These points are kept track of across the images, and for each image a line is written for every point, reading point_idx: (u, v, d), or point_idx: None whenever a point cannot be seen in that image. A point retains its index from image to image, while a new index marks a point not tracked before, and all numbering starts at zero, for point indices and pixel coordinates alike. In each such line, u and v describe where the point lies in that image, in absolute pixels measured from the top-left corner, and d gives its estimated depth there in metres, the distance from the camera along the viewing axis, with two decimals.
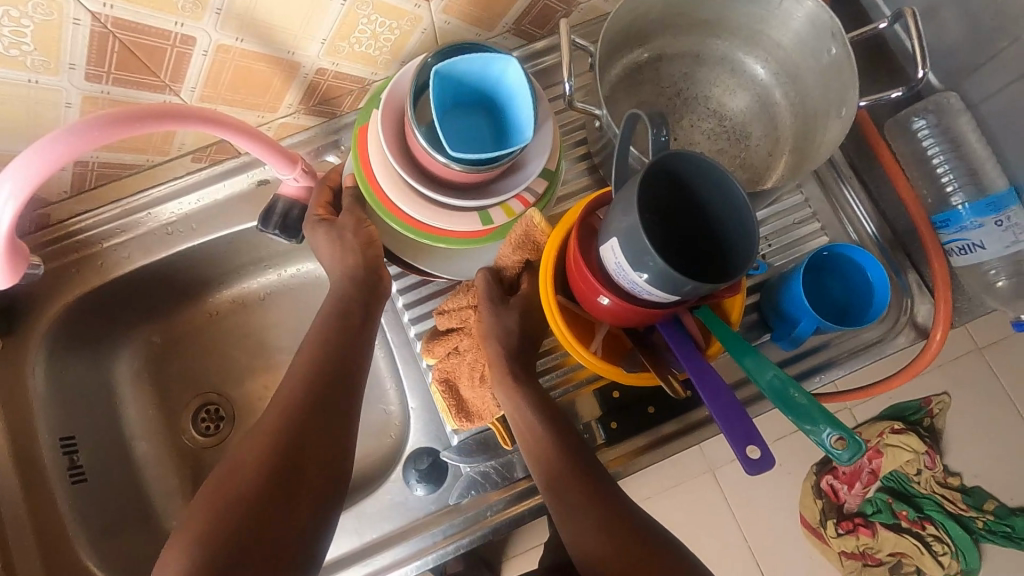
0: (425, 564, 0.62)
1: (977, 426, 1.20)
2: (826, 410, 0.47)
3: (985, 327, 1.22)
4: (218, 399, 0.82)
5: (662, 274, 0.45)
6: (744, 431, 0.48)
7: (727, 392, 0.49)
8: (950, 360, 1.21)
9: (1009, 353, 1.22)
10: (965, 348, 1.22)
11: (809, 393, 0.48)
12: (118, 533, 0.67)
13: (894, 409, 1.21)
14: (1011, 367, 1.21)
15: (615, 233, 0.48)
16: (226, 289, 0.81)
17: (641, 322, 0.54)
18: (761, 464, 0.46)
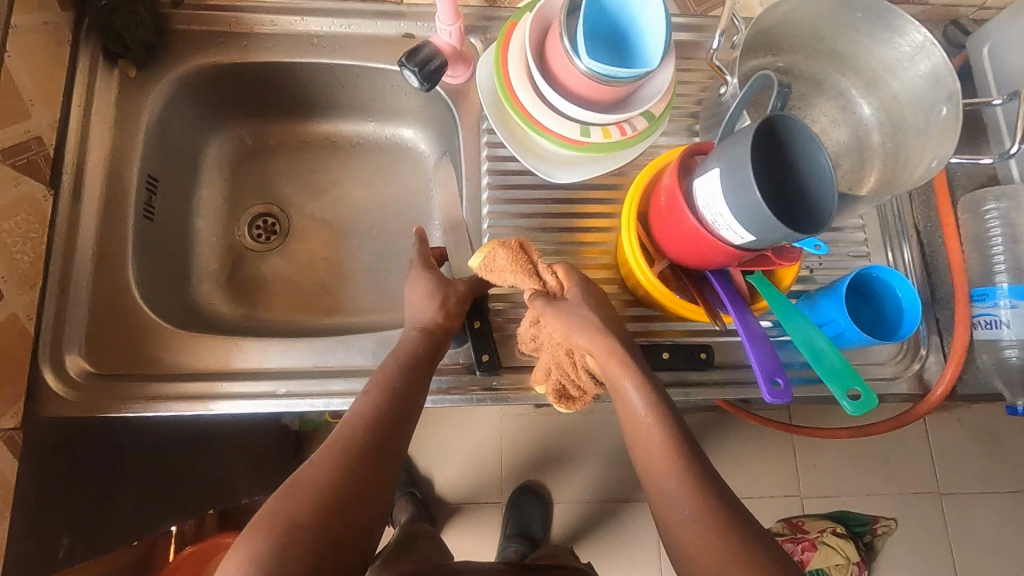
0: (424, 402, 0.67)
1: (913, 559, 1.25)
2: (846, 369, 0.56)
3: (953, 475, 1.27)
4: (278, 215, 0.87)
5: (751, 208, 0.51)
6: (773, 367, 0.56)
7: (763, 335, 0.57)
8: (911, 492, 1.27)
9: (969, 509, 1.26)
10: (926, 488, 1.27)
11: (839, 353, 0.57)
12: (157, 279, 0.72)
13: (841, 515, 1.26)
14: (965, 522, 1.26)
15: (719, 165, 0.53)
16: (325, 122, 0.86)
17: (701, 261, 0.60)
18: (781, 394, 0.56)
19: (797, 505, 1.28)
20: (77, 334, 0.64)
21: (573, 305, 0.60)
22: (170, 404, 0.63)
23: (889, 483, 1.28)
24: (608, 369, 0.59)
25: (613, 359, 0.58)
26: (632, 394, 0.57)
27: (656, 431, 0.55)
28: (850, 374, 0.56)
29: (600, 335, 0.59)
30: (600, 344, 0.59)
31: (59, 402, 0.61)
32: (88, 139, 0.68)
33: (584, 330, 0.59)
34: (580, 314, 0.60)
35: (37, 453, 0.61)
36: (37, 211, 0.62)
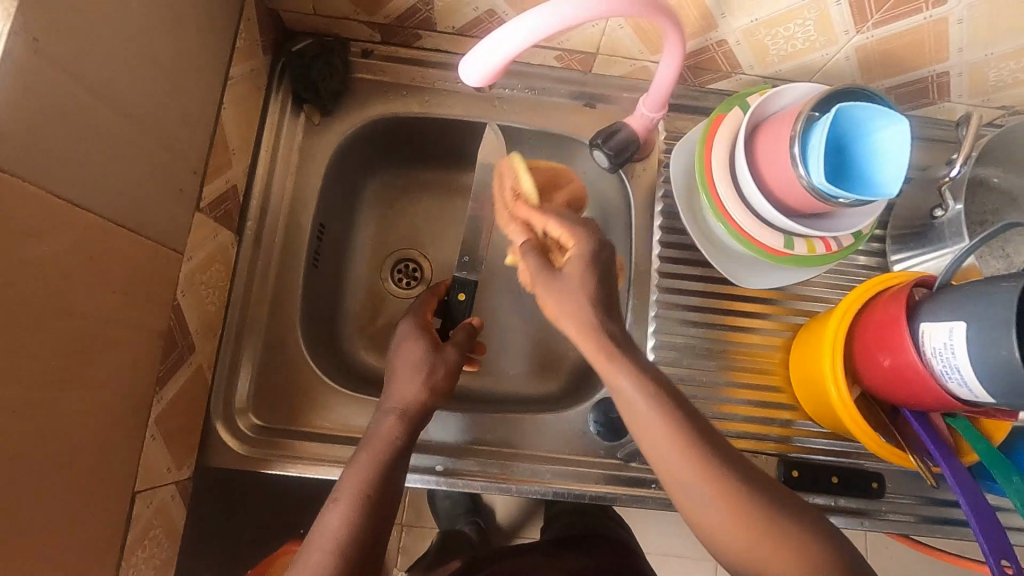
0: (581, 496, 0.66)
1: None
2: None
3: None
4: (417, 259, 0.85)
5: (990, 367, 0.47)
6: (1000, 542, 0.52)
7: (983, 501, 0.53)
8: None
9: None
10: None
11: None
12: (315, 326, 0.72)
13: None
14: None
15: (964, 317, 0.49)
16: (477, 172, 0.84)
17: (908, 400, 0.56)
18: None
19: None
20: (246, 383, 0.64)
21: (565, 281, 0.52)
22: (332, 470, 0.62)
23: None
24: (595, 362, 0.50)
25: (581, 304, 0.51)
26: (627, 385, 0.49)
27: (641, 399, 0.49)
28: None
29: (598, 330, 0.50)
30: (588, 340, 0.51)
31: (229, 453, 0.61)
32: (271, 185, 0.68)
33: (581, 317, 0.51)
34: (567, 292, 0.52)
35: (201, 498, 0.61)
36: (226, 260, 0.62)
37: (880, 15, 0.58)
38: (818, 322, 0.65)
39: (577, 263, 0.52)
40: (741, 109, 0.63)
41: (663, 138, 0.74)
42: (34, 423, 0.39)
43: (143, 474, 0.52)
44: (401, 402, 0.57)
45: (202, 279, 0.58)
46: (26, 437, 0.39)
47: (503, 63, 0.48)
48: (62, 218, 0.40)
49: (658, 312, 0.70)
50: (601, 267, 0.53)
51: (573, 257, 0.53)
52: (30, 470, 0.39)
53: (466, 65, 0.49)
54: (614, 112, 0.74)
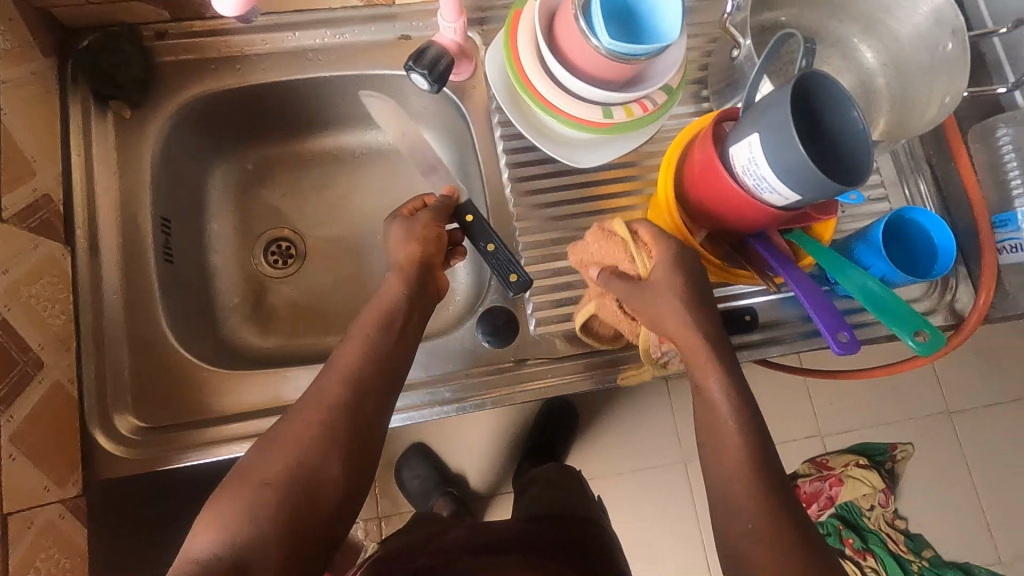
0: (482, 404, 0.67)
1: (930, 478, 1.32)
2: (907, 313, 0.57)
3: (959, 392, 1.35)
4: (290, 237, 0.84)
5: (791, 169, 0.51)
6: (834, 320, 0.57)
7: (818, 292, 0.58)
8: (923, 414, 1.34)
9: (976, 421, 1.34)
10: (936, 409, 1.35)
11: (898, 297, 0.57)
12: (188, 321, 0.71)
13: (862, 446, 1.33)
14: (974, 435, 1.34)
15: (757, 130, 0.53)
16: (325, 135, 0.84)
17: (743, 227, 0.61)
18: (848, 347, 0.57)
19: (819, 444, 1.33)
20: (119, 389, 0.62)
21: (652, 288, 0.58)
22: (230, 448, 0.62)
23: (899, 409, 1.34)
24: (694, 363, 0.57)
25: (690, 333, 0.57)
26: (716, 391, 0.56)
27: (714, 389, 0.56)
28: (918, 319, 0.56)
29: (691, 328, 0.57)
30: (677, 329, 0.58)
31: (118, 461, 0.59)
32: (95, 189, 0.66)
33: (677, 317, 0.58)
34: (669, 303, 0.58)
35: (101, 513, 0.60)
36: (60, 271, 0.60)
37: None
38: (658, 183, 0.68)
39: (666, 274, 0.58)
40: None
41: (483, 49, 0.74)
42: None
43: (10, 496, 0.50)
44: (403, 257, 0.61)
45: (32, 292, 0.56)
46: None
47: None
48: None
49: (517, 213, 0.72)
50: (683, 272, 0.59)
51: (660, 265, 0.58)
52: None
53: None
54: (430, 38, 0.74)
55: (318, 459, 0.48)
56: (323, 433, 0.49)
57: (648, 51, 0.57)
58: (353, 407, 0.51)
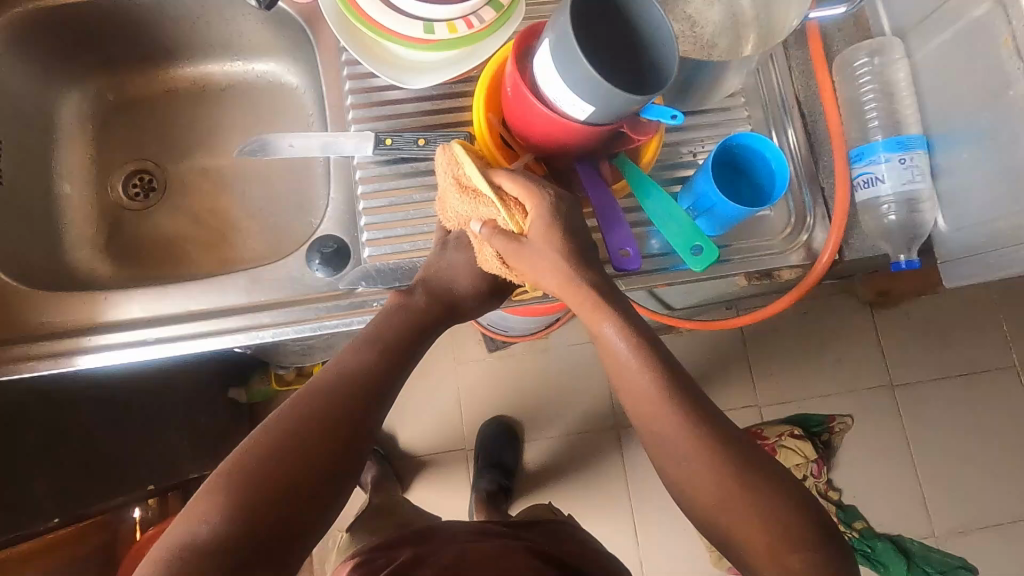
0: (302, 331, 0.65)
1: (869, 451, 1.30)
2: (690, 229, 0.60)
3: (900, 364, 1.32)
4: (153, 170, 0.82)
5: (585, 79, 0.49)
6: (623, 237, 0.59)
7: (616, 210, 0.59)
8: (862, 385, 1.32)
9: (918, 394, 1.31)
10: (878, 380, 1.32)
11: (686, 216, 0.61)
12: (20, 244, 0.69)
13: (798, 417, 1.30)
14: (917, 409, 1.31)
15: (550, 34, 0.50)
16: (186, 65, 0.81)
17: (559, 149, 0.58)
18: (628, 263, 0.58)
19: (755, 414, 1.31)
20: None
21: (533, 246, 0.55)
22: (33, 366, 0.61)
23: (836, 380, 1.32)
24: (582, 310, 0.55)
25: (577, 291, 0.54)
26: (615, 340, 0.53)
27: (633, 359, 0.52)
28: (697, 234, 0.60)
29: (572, 285, 0.54)
30: (557, 276, 0.55)
31: None
32: None
33: (555, 275, 0.55)
34: (548, 258, 0.55)
35: None
36: None
37: None
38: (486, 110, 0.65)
39: (541, 227, 0.54)
40: None
41: None
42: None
43: None
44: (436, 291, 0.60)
45: None
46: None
47: None
48: None
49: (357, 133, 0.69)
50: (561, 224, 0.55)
51: (534, 220, 0.54)
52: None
53: None
54: None
55: (271, 476, 0.47)
56: (248, 481, 0.46)
57: None
58: (310, 420, 0.50)
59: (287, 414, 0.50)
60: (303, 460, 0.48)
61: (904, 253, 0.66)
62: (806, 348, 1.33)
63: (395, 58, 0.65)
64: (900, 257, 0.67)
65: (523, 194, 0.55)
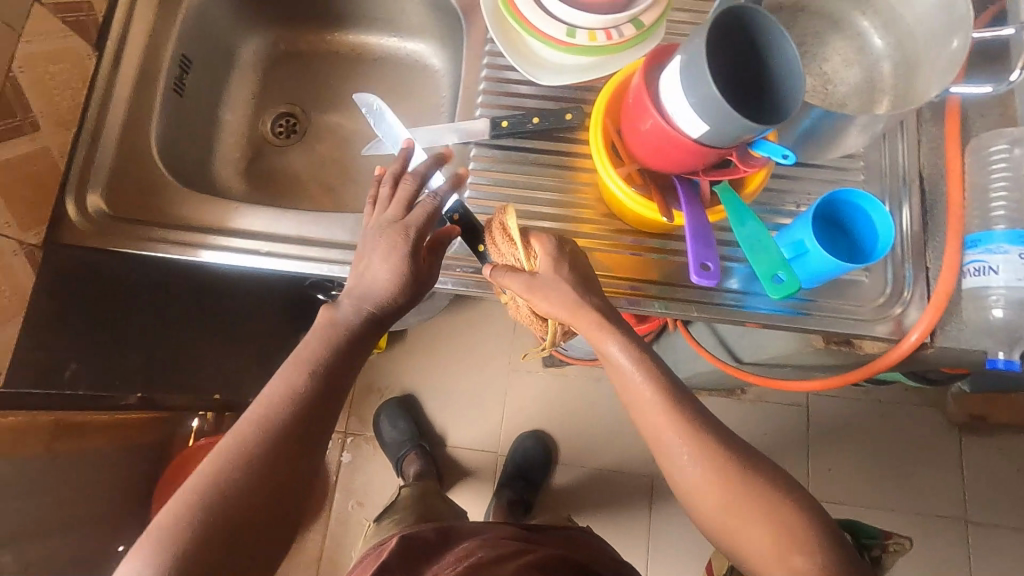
0: None
1: None
2: (773, 258, 0.60)
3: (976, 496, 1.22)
4: (299, 116, 0.93)
5: (709, 103, 0.51)
6: (704, 250, 0.59)
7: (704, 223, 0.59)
8: (927, 507, 1.22)
9: (992, 536, 1.20)
10: (949, 507, 1.22)
11: (774, 245, 0.61)
12: (182, 150, 0.81)
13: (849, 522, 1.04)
14: (987, 551, 1.19)
15: (683, 52, 0.53)
16: (351, 33, 0.92)
17: (665, 165, 0.61)
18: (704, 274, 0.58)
19: None
20: (100, 178, 0.72)
21: (545, 279, 0.61)
22: (166, 248, 0.70)
23: (900, 493, 1.23)
24: (589, 330, 0.61)
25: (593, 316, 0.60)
26: (630, 366, 0.60)
27: (674, 432, 0.58)
28: (781, 265, 0.60)
29: (579, 310, 0.60)
30: (565, 310, 0.60)
31: (77, 232, 0.69)
32: (134, 16, 0.76)
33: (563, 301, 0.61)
34: (559, 290, 0.61)
35: (57, 273, 0.70)
36: (79, 65, 0.70)
37: None
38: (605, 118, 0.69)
39: (550, 261, 0.62)
40: None
41: None
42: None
43: None
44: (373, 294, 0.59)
45: (49, 68, 0.66)
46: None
47: None
48: None
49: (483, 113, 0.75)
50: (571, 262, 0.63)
51: (543, 257, 0.62)
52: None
53: None
54: None
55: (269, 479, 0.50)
56: (233, 467, 0.50)
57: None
58: (273, 420, 0.52)
59: (256, 409, 0.53)
60: (289, 454, 0.52)
61: (1005, 351, 0.62)
62: (873, 450, 1.26)
63: (529, 53, 0.71)
64: (997, 354, 0.63)
65: (541, 245, 0.63)
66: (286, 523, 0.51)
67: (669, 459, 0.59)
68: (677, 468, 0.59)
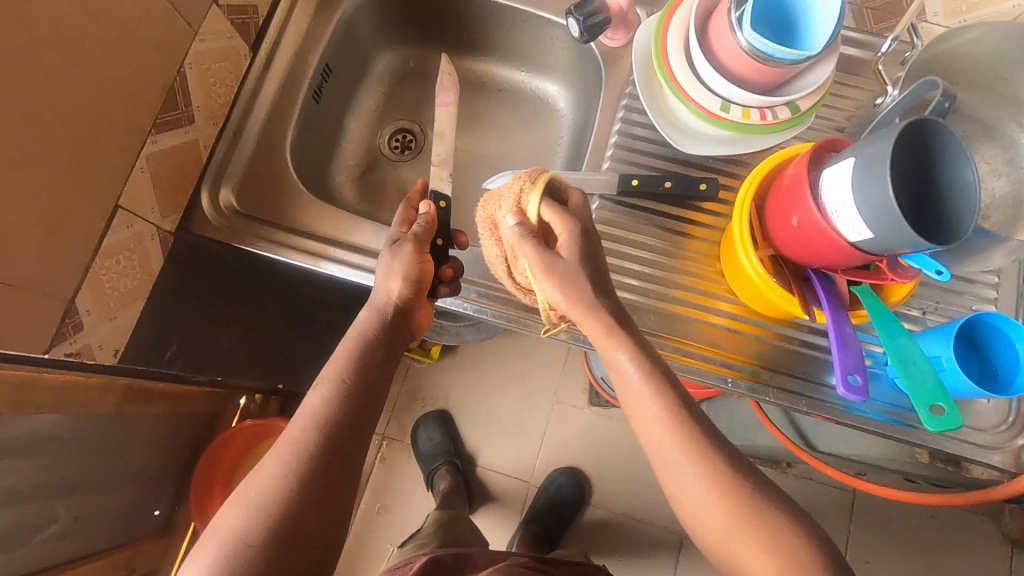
0: (500, 317, 0.73)
1: None
2: (931, 383, 0.56)
3: None
4: (416, 132, 0.95)
5: (877, 211, 0.50)
6: (851, 364, 0.57)
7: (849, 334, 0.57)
8: None
9: None
10: None
11: (930, 367, 0.57)
12: (309, 154, 0.83)
13: None
14: None
15: (856, 155, 0.52)
16: (481, 61, 0.93)
17: (807, 258, 0.60)
18: (853, 390, 0.56)
19: None
20: (235, 175, 0.74)
21: (565, 265, 0.58)
22: (290, 254, 0.72)
23: None
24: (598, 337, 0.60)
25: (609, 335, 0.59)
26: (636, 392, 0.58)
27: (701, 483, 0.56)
28: (940, 393, 0.56)
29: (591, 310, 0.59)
30: (576, 307, 0.59)
31: (208, 224, 0.71)
32: (289, 23, 0.79)
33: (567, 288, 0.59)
34: (573, 281, 0.58)
35: (181, 259, 0.72)
36: (236, 64, 0.73)
37: None
38: None
39: (573, 249, 0.59)
40: None
41: None
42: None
43: (130, 195, 0.62)
44: (378, 299, 0.64)
45: (211, 66, 0.69)
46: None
47: None
48: None
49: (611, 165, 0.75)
50: (586, 245, 0.60)
51: (568, 240, 0.59)
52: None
53: None
54: None
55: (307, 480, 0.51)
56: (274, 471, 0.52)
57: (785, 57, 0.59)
58: (307, 428, 0.54)
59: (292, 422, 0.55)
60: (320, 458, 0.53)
61: None
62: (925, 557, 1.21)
63: (677, 120, 0.71)
64: None
65: (553, 221, 0.60)
66: (324, 534, 0.51)
67: (667, 472, 0.57)
68: (680, 483, 0.57)
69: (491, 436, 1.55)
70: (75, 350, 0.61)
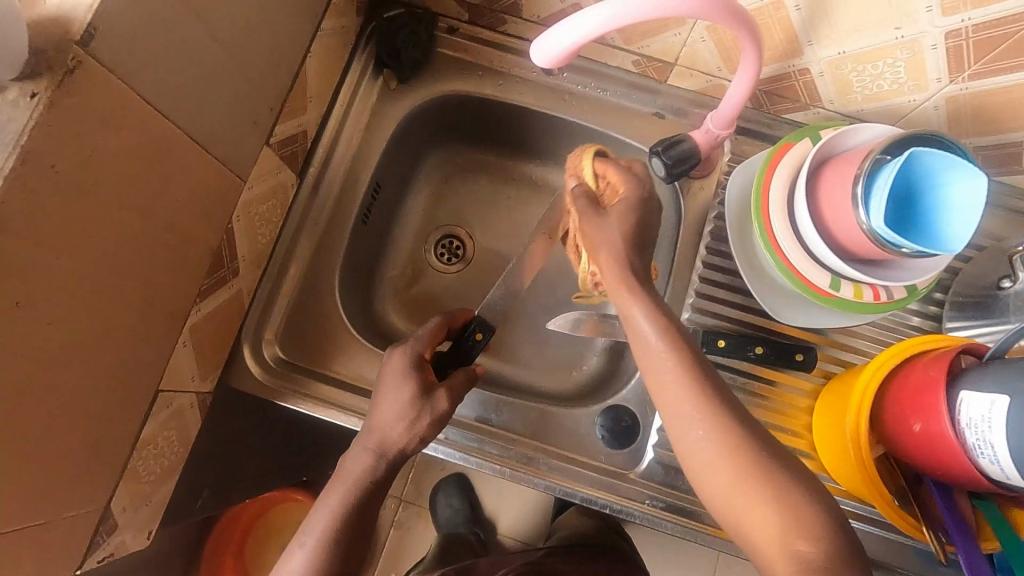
0: (571, 494, 0.64)
1: None
2: None
3: None
4: (462, 239, 0.84)
5: None
6: None
7: None
8: None
9: None
10: None
11: None
12: (355, 283, 0.74)
13: None
14: None
15: (1006, 393, 0.45)
16: (540, 167, 0.83)
17: (930, 472, 0.53)
18: None
19: None
20: (278, 318, 0.67)
21: (607, 222, 0.54)
22: (337, 415, 0.64)
23: None
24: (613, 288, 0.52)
25: (623, 277, 0.51)
26: (641, 324, 0.50)
27: None
28: None
29: (621, 259, 0.52)
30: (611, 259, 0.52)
31: (251, 378, 0.64)
32: (338, 141, 0.71)
33: (614, 249, 0.52)
34: (612, 230, 0.53)
35: (215, 413, 0.65)
36: (281, 199, 0.65)
37: (978, 67, 0.55)
38: (848, 374, 0.62)
39: (624, 207, 0.54)
40: (810, 143, 0.61)
41: (726, 160, 0.73)
42: (63, 302, 0.40)
43: (171, 375, 0.55)
44: (383, 445, 0.55)
45: (257, 210, 0.61)
46: (35, 319, 0.39)
47: (574, 45, 0.48)
48: (161, 139, 0.44)
49: (691, 316, 0.69)
50: (643, 216, 0.54)
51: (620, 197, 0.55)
52: (49, 347, 0.41)
53: (540, 42, 0.49)
54: (682, 125, 0.73)
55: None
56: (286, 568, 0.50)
57: (911, 249, 0.52)
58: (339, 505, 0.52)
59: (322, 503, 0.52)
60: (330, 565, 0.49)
61: None
62: None
63: (771, 278, 0.65)
64: None
65: (608, 172, 0.57)
66: None
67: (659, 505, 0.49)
68: None
69: (513, 495, 1.22)
70: (107, 550, 0.55)
